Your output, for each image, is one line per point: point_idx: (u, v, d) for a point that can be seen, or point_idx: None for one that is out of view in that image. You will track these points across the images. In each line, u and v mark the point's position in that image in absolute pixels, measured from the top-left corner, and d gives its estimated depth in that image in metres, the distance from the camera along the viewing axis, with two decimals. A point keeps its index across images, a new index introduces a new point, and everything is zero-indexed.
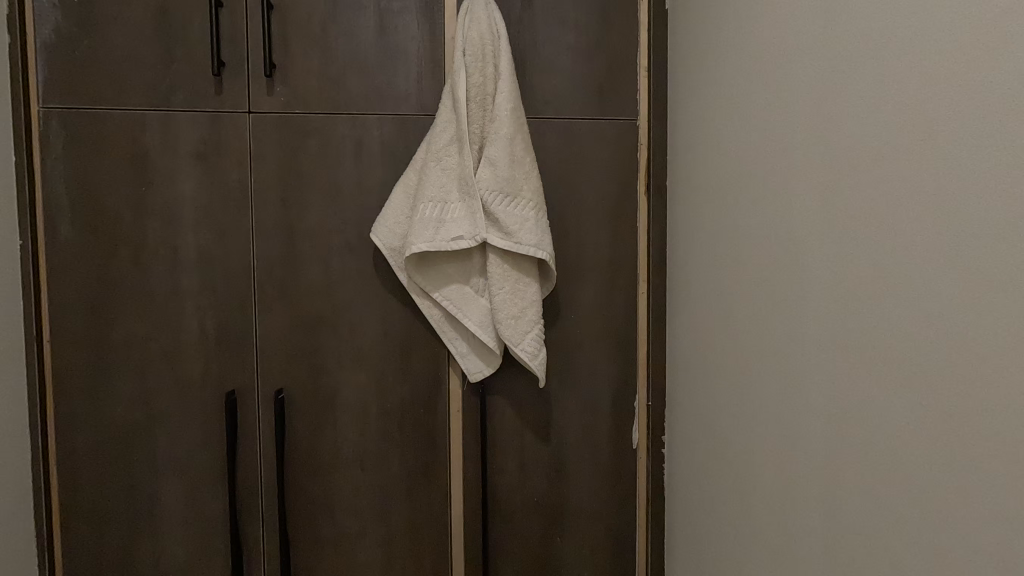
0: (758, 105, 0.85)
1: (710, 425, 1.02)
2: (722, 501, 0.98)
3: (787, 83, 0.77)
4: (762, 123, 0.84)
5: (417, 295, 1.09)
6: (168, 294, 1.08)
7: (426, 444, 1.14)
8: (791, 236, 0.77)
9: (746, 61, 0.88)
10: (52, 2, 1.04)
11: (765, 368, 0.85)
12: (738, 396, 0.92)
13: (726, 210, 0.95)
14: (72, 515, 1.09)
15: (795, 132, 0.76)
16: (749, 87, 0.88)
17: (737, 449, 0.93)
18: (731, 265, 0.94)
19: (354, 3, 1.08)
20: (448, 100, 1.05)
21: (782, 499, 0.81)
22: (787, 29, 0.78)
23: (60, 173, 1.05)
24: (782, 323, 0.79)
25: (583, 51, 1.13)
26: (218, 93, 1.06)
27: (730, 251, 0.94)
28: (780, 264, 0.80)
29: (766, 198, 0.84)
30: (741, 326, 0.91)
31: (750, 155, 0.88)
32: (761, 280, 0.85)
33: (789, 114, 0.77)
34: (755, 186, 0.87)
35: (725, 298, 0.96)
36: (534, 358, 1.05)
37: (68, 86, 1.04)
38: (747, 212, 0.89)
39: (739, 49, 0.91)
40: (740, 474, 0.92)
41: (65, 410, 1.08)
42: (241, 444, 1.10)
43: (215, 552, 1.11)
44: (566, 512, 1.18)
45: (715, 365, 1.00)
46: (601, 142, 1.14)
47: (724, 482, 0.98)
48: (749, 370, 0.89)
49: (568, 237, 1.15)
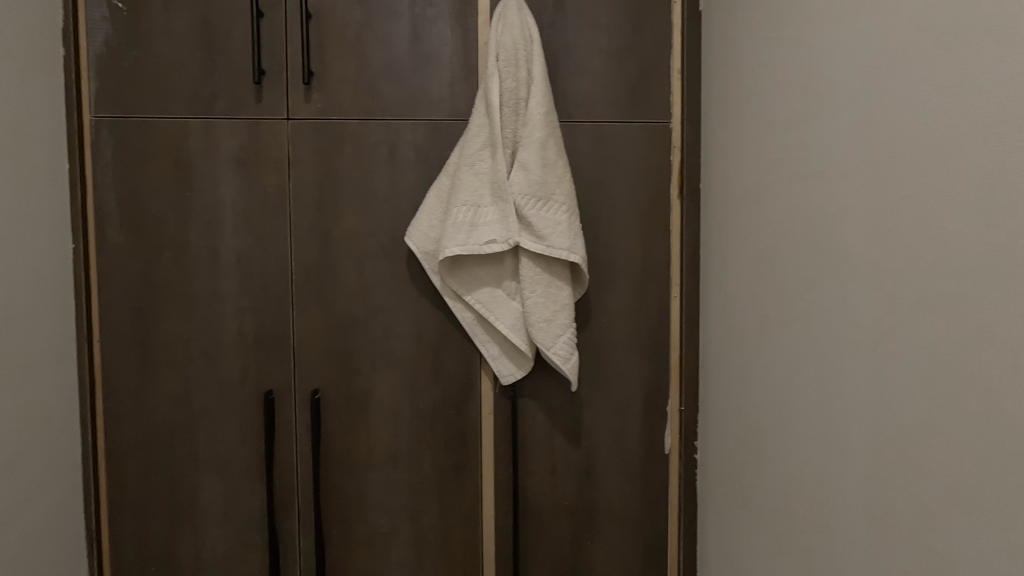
0: (795, 106, 0.84)
1: (745, 431, 1.01)
2: (758, 507, 0.96)
3: (826, 83, 0.76)
4: (799, 125, 0.83)
5: (449, 298, 1.10)
6: (210, 296, 1.11)
7: (458, 445, 1.15)
8: (830, 240, 0.76)
9: (783, 61, 0.87)
10: (104, 15, 1.08)
11: (802, 373, 0.83)
12: (775, 401, 0.91)
13: (761, 213, 0.94)
14: (119, 509, 1.13)
15: (833, 133, 0.75)
16: (784, 88, 0.87)
17: (773, 456, 0.92)
18: (766, 269, 0.93)
19: (389, 10, 1.10)
20: (481, 104, 1.06)
21: (821, 507, 0.79)
22: (825, 29, 0.76)
23: (110, 178, 1.09)
24: (822, 329, 0.78)
25: (615, 54, 1.13)
26: (258, 100, 1.09)
27: (765, 255, 0.93)
28: (818, 268, 0.79)
29: (803, 200, 0.82)
30: (778, 330, 0.90)
31: (785, 157, 0.87)
32: (799, 284, 0.84)
33: (828, 115, 0.76)
34: (791, 189, 0.86)
35: (761, 302, 0.95)
36: (566, 361, 1.05)
37: (118, 95, 1.08)
38: (783, 215, 0.88)
39: (775, 49, 0.89)
40: (777, 481, 0.91)
41: (113, 408, 1.12)
42: (278, 442, 1.13)
43: (253, 547, 1.14)
44: (597, 516, 1.18)
45: (750, 370, 0.99)
46: (633, 144, 1.14)
47: (759, 488, 0.96)
48: (786, 376, 0.87)
49: (600, 240, 1.15)
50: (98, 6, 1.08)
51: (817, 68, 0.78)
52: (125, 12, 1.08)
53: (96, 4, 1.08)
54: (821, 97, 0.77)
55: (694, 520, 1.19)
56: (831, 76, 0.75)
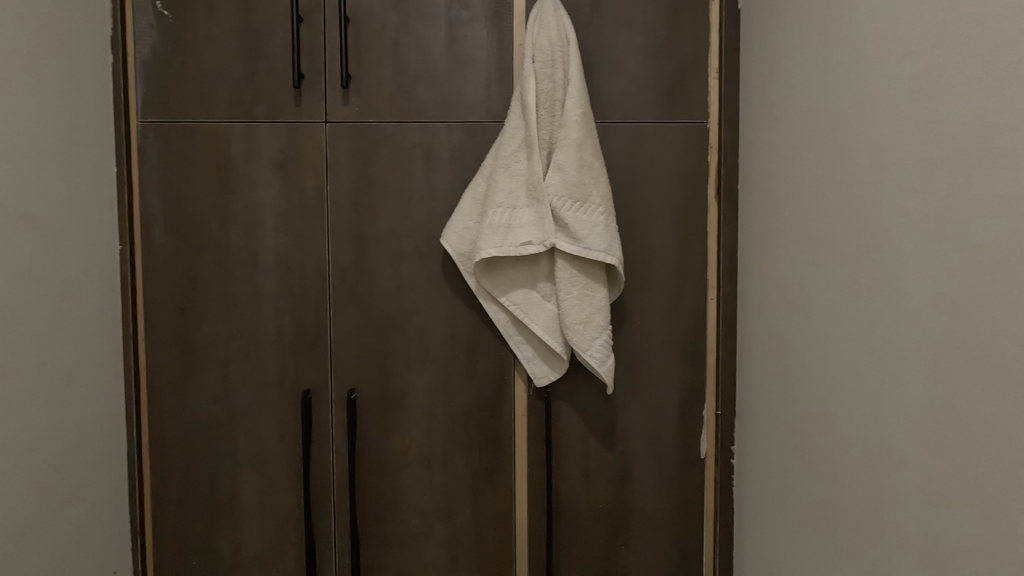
0: (838, 105, 0.82)
1: (786, 436, 0.98)
2: (801, 514, 0.94)
3: (875, 81, 0.74)
4: (843, 124, 0.81)
5: (484, 300, 1.10)
6: (250, 297, 1.13)
7: (492, 446, 1.15)
8: (876, 241, 0.74)
9: (826, 59, 0.85)
10: (150, 23, 1.11)
11: (848, 379, 0.81)
12: (819, 407, 0.89)
13: (803, 214, 0.92)
14: (162, 504, 1.16)
15: (880, 133, 0.73)
16: (828, 87, 0.85)
17: (818, 464, 0.89)
18: (808, 271, 0.91)
19: (425, 13, 1.11)
20: (517, 106, 1.06)
21: (870, 517, 0.77)
22: (871, 26, 0.74)
23: (155, 181, 1.12)
24: (870, 334, 0.76)
25: (652, 54, 1.11)
26: (297, 104, 1.11)
27: (809, 257, 0.91)
28: (863, 271, 0.77)
29: (847, 201, 0.80)
30: (821, 334, 0.88)
31: (828, 157, 0.85)
32: (843, 287, 0.81)
33: (876, 113, 0.73)
34: (834, 190, 0.83)
35: (803, 306, 0.93)
36: (602, 363, 1.04)
37: (163, 101, 1.11)
38: (825, 217, 0.86)
39: (817, 47, 0.87)
40: (821, 488, 0.89)
41: (156, 405, 1.15)
42: (315, 441, 1.14)
43: (290, 544, 1.16)
44: (631, 520, 1.17)
45: (792, 375, 0.96)
46: (669, 145, 1.12)
47: (801, 496, 0.94)
48: (832, 382, 0.85)
49: (635, 242, 1.14)
50: (145, 14, 1.11)
51: (865, 67, 0.76)
52: (170, 20, 1.11)
53: (143, 12, 1.11)
54: (869, 97, 0.75)
55: (731, 526, 1.17)
56: (881, 75, 0.73)
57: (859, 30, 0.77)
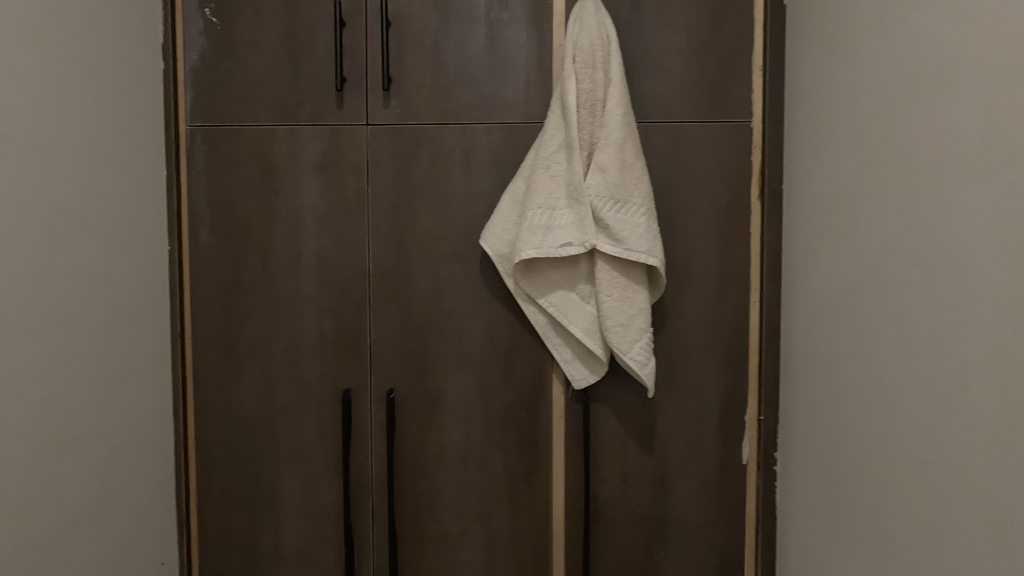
0: (892, 102, 0.79)
1: (834, 444, 0.96)
2: (850, 525, 0.91)
3: (933, 77, 0.71)
4: (897, 121, 0.78)
5: (523, 301, 1.09)
6: (292, 296, 1.15)
7: (529, 448, 1.15)
8: (936, 243, 0.71)
9: (878, 55, 0.83)
10: (199, 29, 1.14)
11: (903, 385, 0.78)
12: (871, 414, 0.86)
13: (852, 215, 0.89)
14: (206, 499, 1.19)
15: (939, 131, 0.70)
16: (880, 83, 0.82)
17: (870, 473, 0.86)
18: (859, 274, 0.88)
19: (465, 15, 1.12)
20: (557, 107, 1.06)
21: (926, 530, 0.74)
22: (929, 20, 0.72)
23: (202, 184, 1.15)
24: (929, 339, 0.73)
25: (695, 52, 1.10)
26: (339, 107, 1.13)
27: (860, 260, 0.88)
28: (922, 274, 0.74)
29: (901, 201, 0.78)
30: (873, 339, 0.85)
31: (880, 156, 0.82)
32: (898, 290, 0.79)
33: (935, 110, 0.71)
34: (886, 190, 0.81)
35: (853, 309, 0.90)
36: (643, 366, 1.03)
37: (211, 105, 1.14)
38: (878, 218, 0.83)
39: (868, 43, 0.85)
40: (872, 498, 0.86)
41: (202, 401, 1.18)
42: (354, 440, 1.16)
43: (329, 542, 1.17)
44: (670, 526, 1.15)
45: (841, 380, 0.94)
46: (712, 144, 1.10)
47: (851, 506, 0.91)
48: (885, 388, 0.82)
49: (676, 243, 1.12)
50: (194, 21, 1.14)
51: (922, 62, 0.73)
52: (218, 26, 1.13)
53: (192, 19, 1.14)
54: (926, 93, 0.72)
55: (774, 535, 1.14)
56: (939, 70, 0.70)
57: (915, 24, 0.74)
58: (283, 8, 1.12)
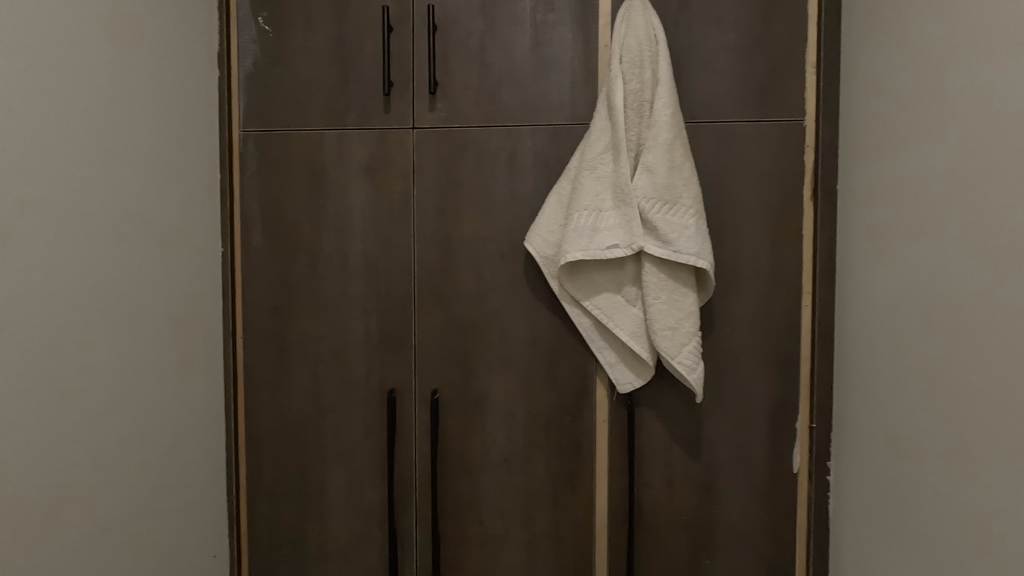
0: (951, 100, 0.76)
1: (889, 455, 0.92)
2: (903, 540, 0.88)
3: (994, 73, 0.68)
4: (957, 120, 0.75)
5: (567, 303, 1.09)
6: (339, 298, 1.17)
7: (572, 452, 1.14)
8: (996, 247, 0.68)
9: (938, 51, 0.79)
10: (252, 37, 1.17)
11: (960, 396, 0.75)
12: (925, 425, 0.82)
13: (910, 217, 0.86)
14: (255, 495, 1.21)
15: (1000, 130, 0.67)
16: (940, 81, 0.79)
17: (926, 488, 0.82)
18: (916, 278, 0.85)
19: (511, 18, 1.12)
20: (604, 108, 1.05)
21: (981, 548, 0.71)
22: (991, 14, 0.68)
23: (254, 187, 1.18)
24: (987, 348, 0.69)
25: (745, 51, 1.07)
26: (386, 111, 1.14)
27: (916, 264, 0.84)
28: (981, 281, 0.71)
29: (961, 203, 0.74)
30: (930, 347, 0.81)
31: (939, 156, 0.79)
32: (957, 297, 0.75)
33: (996, 108, 0.68)
34: (945, 192, 0.77)
35: (908, 316, 0.86)
36: (692, 371, 1.01)
37: (263, 111, 1.17)
38: (935, 221, 0.80)
39: (928, 38, 0.82)
40: (926, 513, 0.82)
41: (252, 399, 1.21)
42: (398, 440, 1.17)
43: (373, 540, 1.19)
44: (716, 535, 1.12)
45: (896, 389, 0.90)
46: (763, 145, 1.08)
47: (905, 520, 0.88)
48: (941, 399, 0.79)
49: (724, 246, 1.10)
50: (248, 30, 1.17)
51: (984, 57, 0.70)
52: (270, 34, 1.16)
53: (246, 28, 1.17)
54: (988, 89, 0.69)
55: (826, 547, 1.10)
56: (1000, 66, 0.67)
57: (977, 18, 0.71)
58: (332, 15, 1.15)
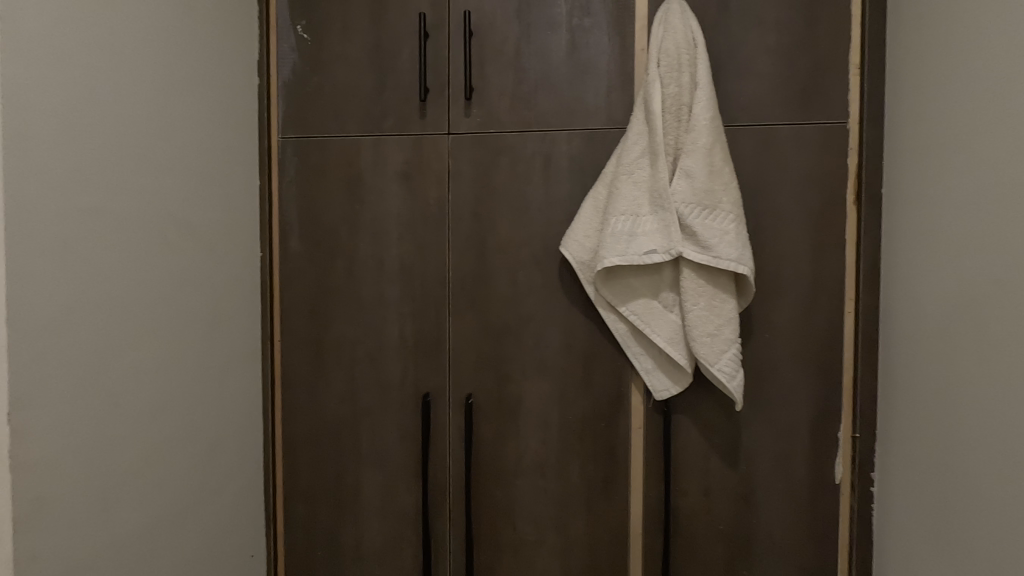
0: (1003, 104, 0.74)
1: (937, 468, 0.89)
2: (951, 556, 0.85)
3: None
4: (1009, 125, 0.73)
5: (603, 309, 1.08)
6: (375, 302, 1.19)
7: (607, 458, 1.13)
8: None
9: (990, 54, 0.77)
10: (291, 45, 1.19)
11: (1012, 409, 0.72)
12: (976, 438, 0.80)
13: (961, 223, 0.83)
14: (292, 495, 1.23)
15: None
16: (992, 84, 0.76)
17: (976, 503, 0.80)
18: (967, 287, 0.82)
19: (547, 23, 1.12)
20: (641, 112, 1.04)
21: None
22: None
23: (293, 193, 1.20)
24: None
25: (786, 53, 1.05)
26: (422, 117, 1.15)
27: (968, 272, 0.82)
28: None
29: (1014, 210, 0.72)
30: (982, 358, 0.78)
31: (991, 162, 0.76)
32: (1009, 307, 0.73)
33: None
34: (998, 198, 0.75)
35: (959, 325, 0.84)
36: (731, 379, 1.00)
37: (301, 118, 1.19)
38: (988, 227, 0.77)
39: (979, 40, 0.79)
40: (976, 530, 0.79)
41: (290, 401, 1.23)
42: (433, 443, 1.17)
43: (408, 543, 1.20)
44: (755, 544, 1.10)
45: (945, 400, 0.87)
46: (805, 148, 1.06)
47: (953, 536, 0.85)
48: (993, 413, 0.76)
49: (764, 251, 1.08)
50: (287, 38, 1.19)
51: None
52: (309, 41, 1.18)
53: (285, 36, 1.19)
54: None
55: (870, 561, 1.07)
56: None
57: None
58: (370, 23, 1.16)
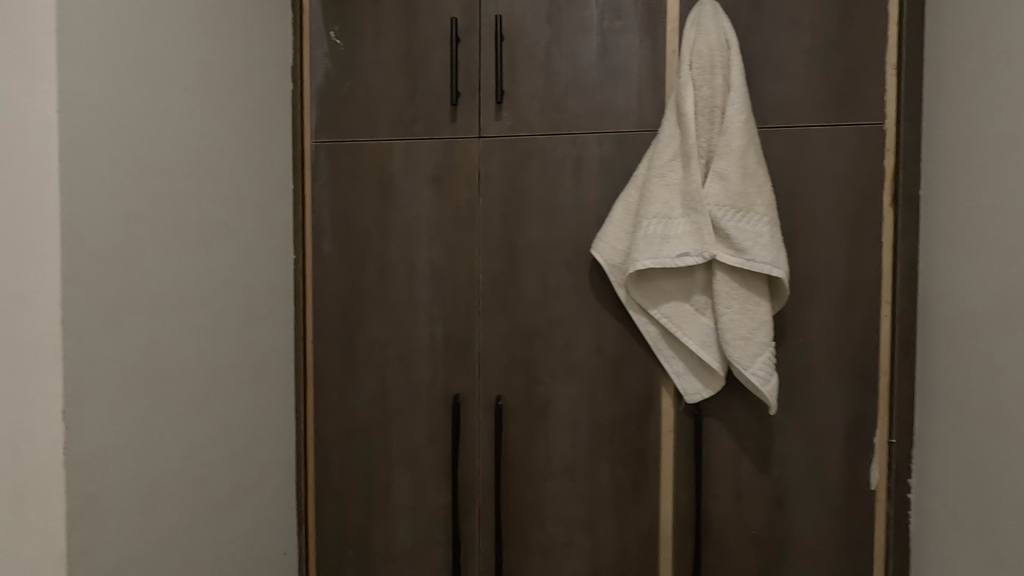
0: None
1: (974, 476, 0.88)
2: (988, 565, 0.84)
3: None
4: None
5: (634, 311, 1.08)
6: (406, 304, 1.20)
7: (637, 461, 1.13)
8: None
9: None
10: (324, 51, 1.21)
11: None
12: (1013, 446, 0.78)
13: (1000, 227, 0.82)
14: (323, 494, 1.25)
15: None
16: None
17: (1013, 512, 0.78)
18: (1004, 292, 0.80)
19: (577, 26, 1.12)
20: (673, 114, 1.04)
21: None
22: None
23: (326, 196, 1.22)
24: None
25: (820, 54, 1.04)
26: (453, 120, 1.16)
27: (1006, 276, 0.80)
28: None
29: None
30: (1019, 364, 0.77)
31: None
32: None
33: None
34: None
35: (996, 331, 0.82)
36: (766, 383, 0.99)
37: (334, 123, 1.21)
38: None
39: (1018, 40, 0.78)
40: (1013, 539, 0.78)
41: (322, 402, 1.24)
42: (463, 444, 1.18)
43: (437, 543, 1.21)
44: (787, 550, 1.09)
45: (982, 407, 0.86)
46: (839, 149, 1.04)
47: (990, 545, 0.83)
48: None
49: (797, 254, 1.07)
50: (320, 43, 1.21)
51: None
52: (341, 47, 1.20)
53: (318, 41, 1.21)
54: None
55: (906, 570, 1.05)
56: None
57: None
58: (402, 28, 1.17)
